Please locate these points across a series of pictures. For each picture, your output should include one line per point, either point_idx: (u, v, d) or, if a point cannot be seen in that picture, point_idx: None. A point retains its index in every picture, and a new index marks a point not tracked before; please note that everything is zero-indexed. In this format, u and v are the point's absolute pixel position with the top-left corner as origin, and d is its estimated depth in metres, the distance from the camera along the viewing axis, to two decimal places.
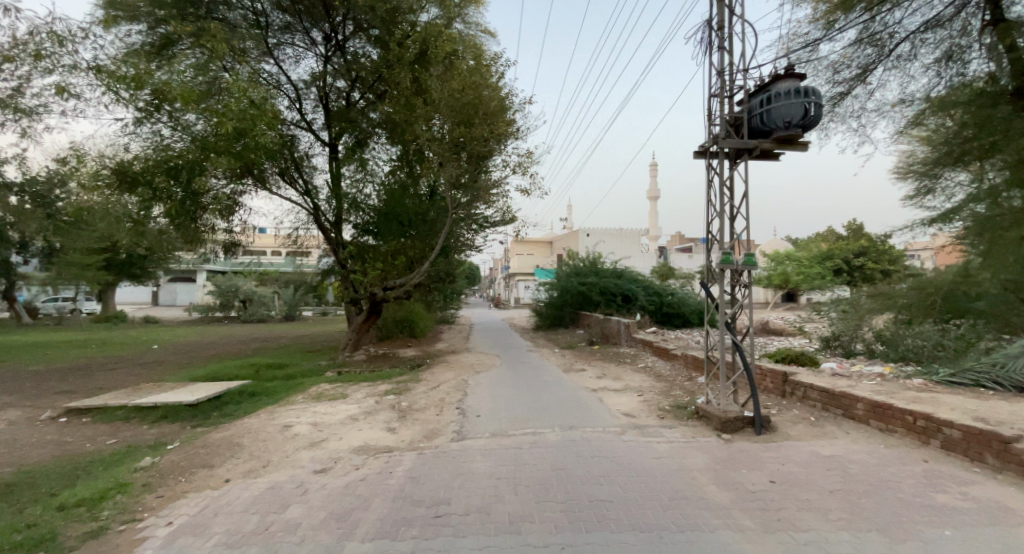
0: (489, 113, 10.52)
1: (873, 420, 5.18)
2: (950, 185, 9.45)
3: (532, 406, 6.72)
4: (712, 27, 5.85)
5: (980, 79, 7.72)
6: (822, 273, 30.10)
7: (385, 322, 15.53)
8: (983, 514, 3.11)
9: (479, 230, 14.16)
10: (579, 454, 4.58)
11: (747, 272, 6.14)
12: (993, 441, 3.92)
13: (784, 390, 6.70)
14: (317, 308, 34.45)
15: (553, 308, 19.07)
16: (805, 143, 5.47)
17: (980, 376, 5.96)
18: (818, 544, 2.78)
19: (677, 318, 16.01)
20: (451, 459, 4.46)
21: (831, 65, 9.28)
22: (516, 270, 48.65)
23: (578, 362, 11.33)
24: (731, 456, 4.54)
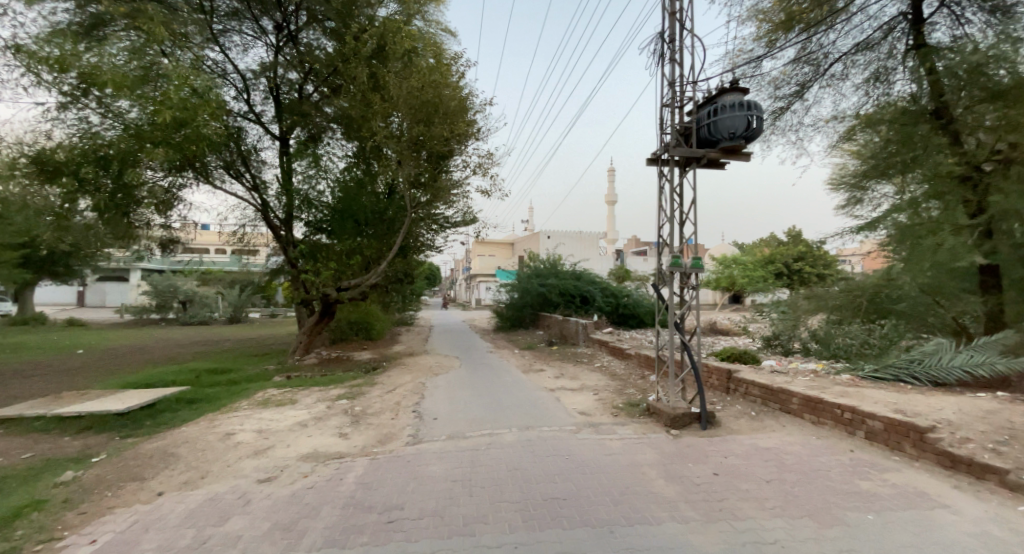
0: (448, 112, 10.45)
1: (807, 413, 5.54)
2: (876, 197, 9.66)
3: (488, 407, 6.70)
4: (664, 39, 6.09)
5: (902, 99, 8.61)
6: (765, 277, 31.93)
7: (339, 324, 15.00)
8: (902, 499, 3.40)
9: (439, 230, 14.04)
10: (534, 453, 4.62)
11: (696, 275, 6.41)
12: (910, 431, 4.30)
13: (728, 386, 7.05)
14: (267, 309, 32.92)
15: (512, 309, 19.14)
16: (747, 153, 5.79)
17: (900, 371, 6.57)
18: (756, 531, 2.96)
19: (632, 318, 16.48)
20: (405, 463, 4.39)
21: (773, 81, 9.90)
22: (477, 272, 48.57)
23: (537, 362, 11.44)
24: (679, 451, 4.73)
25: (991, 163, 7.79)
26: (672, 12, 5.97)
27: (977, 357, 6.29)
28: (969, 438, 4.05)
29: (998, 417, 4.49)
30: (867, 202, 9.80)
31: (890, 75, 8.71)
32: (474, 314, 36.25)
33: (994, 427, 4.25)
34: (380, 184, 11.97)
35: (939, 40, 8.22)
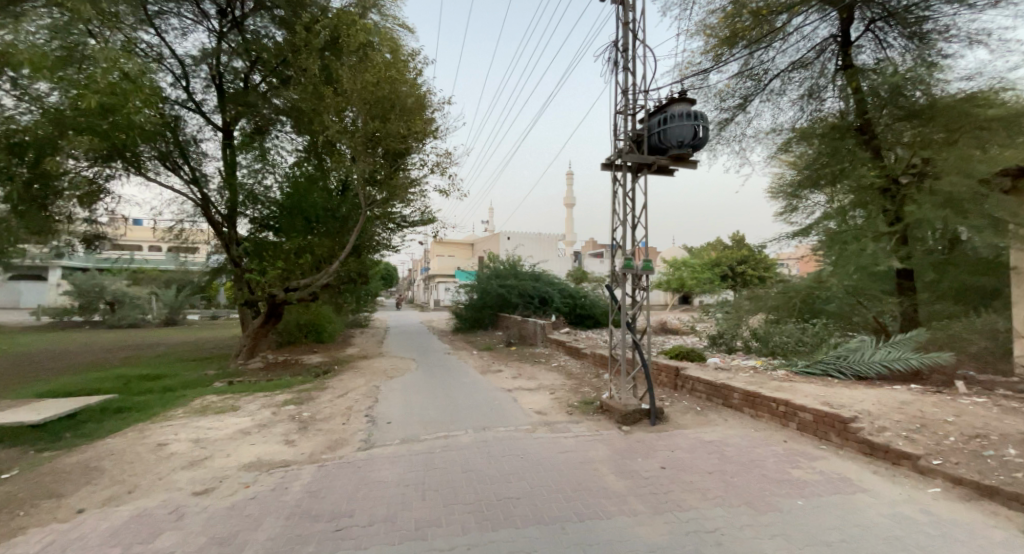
0: (405, 110, 10.28)
1: (746, 407, 5.86)
2: (810, 205, 10.37)
3: (444, 409, 6.63)
4: (617, 48, 6.28)
5: (831, 114, 9.33)
6: (712, 279, 33.45)
7: (287, 326, 14.35)
8: (828, 485, 3.68)
9: (395, 229, 13.79)
10: (489, 454, 4.62)
11: (647, 276, 6.64)
12: (835, 421, 4.66)
13: (676, 383, 7.35)
14: (208, 311, 30.94)
15: (471, 310, 19.05)
16: (694, 160, 6.05)
17: (828, 365, 7.09)
18: (698, 520, 3.10)
19: (589, 318, 16.84)
20: (356, 468, 4.26)
21: (719, 94, 10.44)
22: (435, 272, 47.98)
23: (495, 363, 11.45)
24: (629, 446, 4.88)
25: (907, 176, 8.59)
26: (626, 22, 6.16)
27: (893, 353, 6.90)
28: (885, 427, 4.43)
29: (909, 407, 4.95)
30: (802, 210, 10.51)
31: (822, 92, 9.41)
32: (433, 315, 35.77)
33: (906, 416, 4.67)
34: (332, 180, 11.58)
35: (865, 62, 8.97)
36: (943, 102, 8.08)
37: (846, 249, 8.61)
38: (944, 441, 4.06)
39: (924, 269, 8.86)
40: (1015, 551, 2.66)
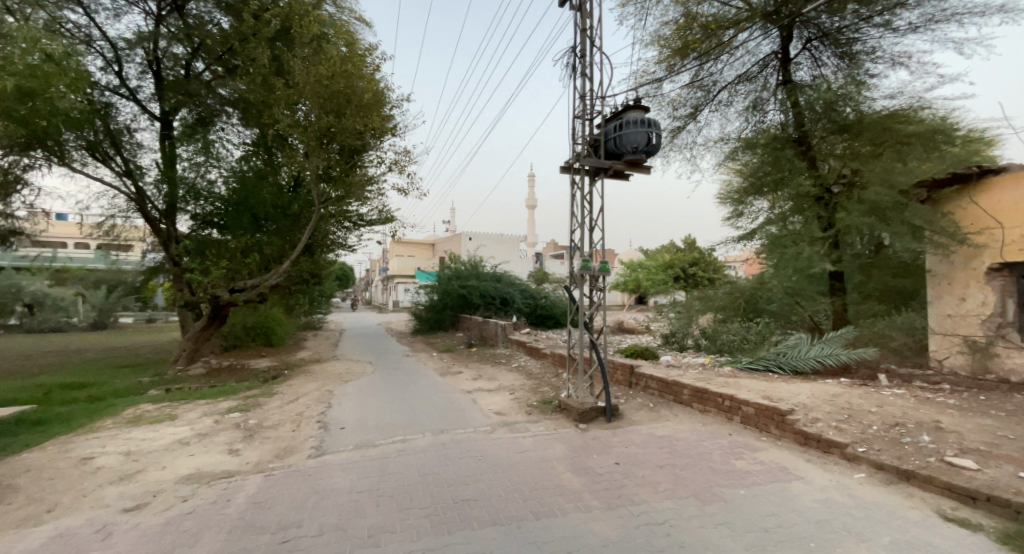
0: (361, 106, 10.01)
1: (695, 403, 6.11)
2: (754, 211, 10.83)
3: (401, 413, 6.50)
4: (575, 53, 6.40)
5: (773, 126, 9.93)
6: (665, 280, 34.69)
7: (232, 329, 13.59)
8: (767, 474, 3.90)
9: (351, 228, 13.43)
10: (447, 457, 4.57)
11: (603, 278, 6.80)
12: (774, 414, 4.94)
13: (631, 381, 7.55)
14: (144, 314, 28.85)
15: (431, 311, 18.80)
16: (648, 166, 6.25)
17: (769, 362, 7.54)
18: (649, 513, 3.20)
19: (550, 318, 17.03)
20: (306, 476, 4.09)
21: (671, 103, 10.86)
22: (394, 273, 47.04)
23: (454, 365, 11.33)
24: (585, 444, 4.97)
25: (838, 186, 9.20)
26: (583, 28, 6.29)
27: (826, 349, 7.41)
28: (819, 418, 4.75)
29: (839, 399, 5.33)
30: (746, 215, 10.94)
31: (765, 105, 10.00)
32: (398, 315, 34.96)
33: (837, 407, 5.03)
34: (284, 175, 11.16)
35: (802, 78, 9.61)
36: (870, 118, 8.78)
37: (786, 252, 9.18)
38: (868, 430, 4.40)
39: (854, 271, 9.58)
40: (927, 528, 2.93)
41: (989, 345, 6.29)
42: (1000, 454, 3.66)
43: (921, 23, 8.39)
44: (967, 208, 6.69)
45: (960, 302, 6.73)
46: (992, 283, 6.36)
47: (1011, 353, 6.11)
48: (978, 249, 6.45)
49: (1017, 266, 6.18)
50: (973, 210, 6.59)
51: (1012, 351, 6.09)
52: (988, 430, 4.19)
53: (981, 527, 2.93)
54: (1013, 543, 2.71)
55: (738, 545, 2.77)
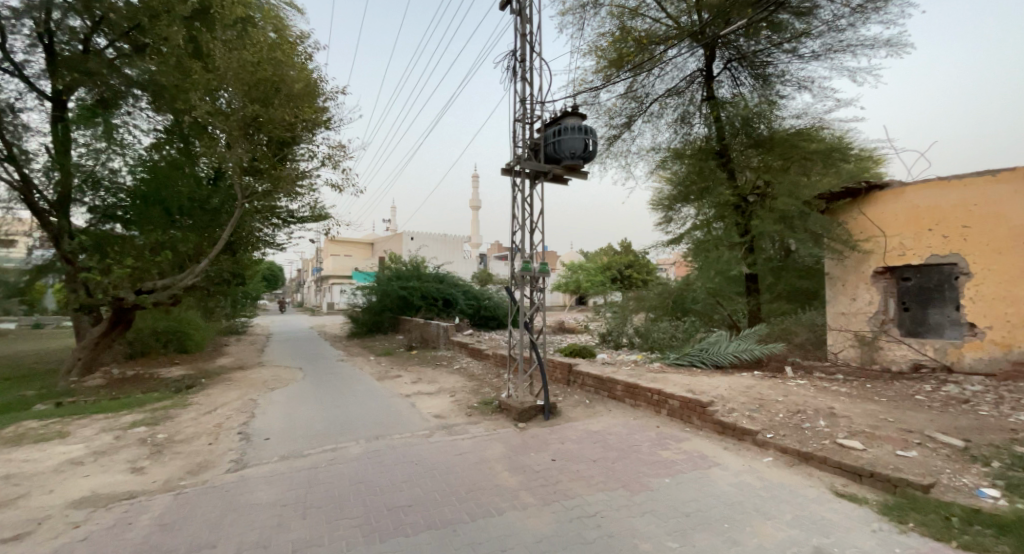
0: (291, 96, 9.47)
1: (628, 398, 6.37)
2: (682, 217, 11.04)
3: (333, 421, 6.21)
4: (516, 57, 6.48)
5: (698, 138, 10.60)
6: (603, 281, 35.91)
7: (139, 334, 12.28)
8: (690, 462, 4.17)
9: (280, 224, 12.71)
10: (382, 463, 4.44)
11: (543, 279, 6.92)
12: (697, 406, 5.28)
13: (569, 379, 7.73)
14: (33, 318, 25.35)
15: (369, 313, 18.14)
16: (585, 171, 6.46)
17: (694, 357, 8.05)
18: (582, 507, 3.30)
19: (492, 320, 17.05)
20: (224, 492, 3.79)
21: (608, 112, 11.30)
22: (330, 273, 44.95)
23: (392, 369, 10.99)
24: (523, 442, 5.03)
25: (752, 196, 9.94)
26: (524, 33, 6.39)
27: (743, 345, 8.04)
28: (735, 408, 5.14)
29: (753, 390, 5.81)
30: (676, 221, 11.14)
31: (691, 118, 10.70)
32: (335, 318, 33.42)
33: (751, 398, 5.48)
34: (203, 167, 10.46)
35: (723, 95, 10.38)
36: (779, 135, 9.68)
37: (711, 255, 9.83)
38: (776, 417, 4.84)
39: (767, 273, 10.48)
40: (824, 504, 3.27)
41: (875, 339, 7.16)
42: (881, 435, 4.17)
43: (821, 51, 9.38)
44: (857, 218, 7.51)
45: (851, 301, 7.57)
46: (877, 284, 7.23)
47: (892, 346, 6.99)
48: (866, 254, 7.31)
49: (897, 270, 7.09)
50: (863, 220, 7.43)
51: (893, 344, 6.97)
52: (872, 414, 4.75)
53: (866, 500, 3.31)
54: (890, 513, 3.09)
55: (662, 530, 2.94)
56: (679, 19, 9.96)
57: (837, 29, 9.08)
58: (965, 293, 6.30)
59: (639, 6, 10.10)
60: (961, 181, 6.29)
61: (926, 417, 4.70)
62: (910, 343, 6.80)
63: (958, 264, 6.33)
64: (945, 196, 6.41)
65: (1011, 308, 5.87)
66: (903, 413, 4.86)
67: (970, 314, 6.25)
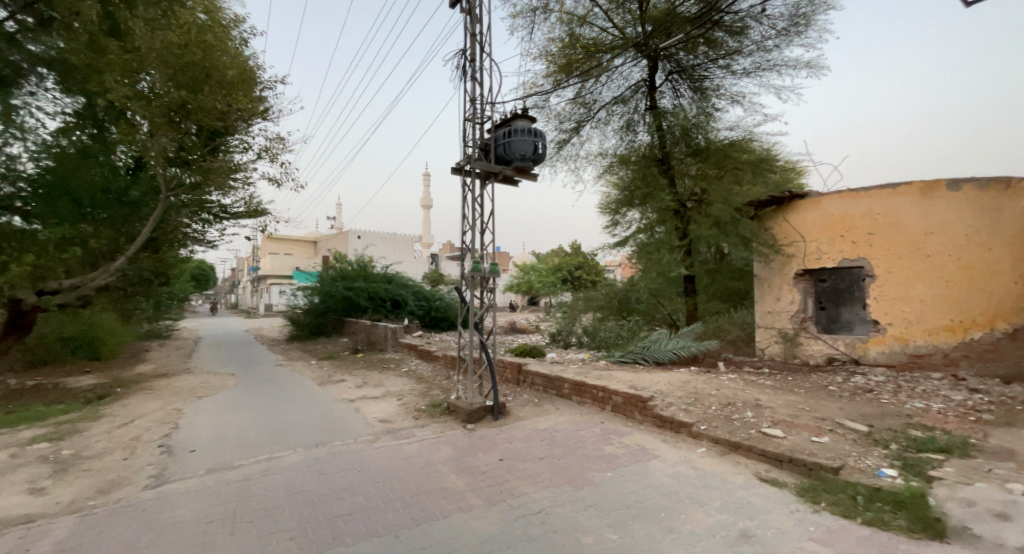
0: (223, 83, 8.96)
1: (574, 396, 6.51)
2: (629, 221, 11.30)
3: (268, 429, 5.88)
4: (465, 56, 6.44)
5: (642, 145, 10.99)
6: (554, 282, 36.40)
7: (42, 340, 11.01)
8: (631, 456, 4.33)
9: (211, 220, 11.87)
10: (322, 471, 4.26)
11: (493, 279, 6.91)
12: (638, 401, 5.50)
13: (518, 379, 7.77)
14: None
15: (311, 315, 17.33)
16: (535, 173, 6.53)
17: (637, 355, 8.36)
18: (527, 505, 3.33)
19: (444, 321, 16.83)
20: (141, 511, 3.48)
21: (557, 116, 11.51)
22: (270, 272, 42.59)
23: (336, 373, 10.55)
24: (471, 444, 5.00)
25: (690, 202, 10.43)
26: (473, 33, 6.36)
27: (681, 342, 8.48)
28: (673, 402, 5.40)
29: (690, 385, 6.13)
30: (622, 224, 11.38)
31: (636, 126, 11.10)
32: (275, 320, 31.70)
33: (687, 392, 5.78)
34: (119, 155, 9.55)
35: (665, 105, 10.86)
36: (715, 145, 10.30)
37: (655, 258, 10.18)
38: (709, 410, 5.13)
39: (703, 275, 11.10)
40: (750, 489, 3.51)
41: (796, 335, 7.78)
42: (799, 423, 4.54)
43: (751, 69, 10.07)
44: (782, 225, 8.11)
45: (776, 301, 8.18)
46: (798, 285, 7.86)
47: (810, 342, 7.63)
48: (788, 258, 7.93)
49: (814, 272, 7.75)
50: (786, 226, 8.04)
51: (811, 340, 7.61)
52: (792, 405, 5.16)
53: (786, 484, 3.59)
54: (806, 494, 3.37)
55: (603, 523, 3.02)
56: (624, 30, 10.32)
57: (764, 49, 9.80)
58: (870, 293, 6.98)
59: (587, 13, 10.39)
60: (867, 192, 6.96)
61: (839, 406, 5.16)
62: (825, 339, 7.45)
63: (865, 267, 7.03)
64: (854, 206, 7.07)
65: (907, 306, 6.59)
66: (819, 403, 5.31)
67: (874, 312, 6.94)
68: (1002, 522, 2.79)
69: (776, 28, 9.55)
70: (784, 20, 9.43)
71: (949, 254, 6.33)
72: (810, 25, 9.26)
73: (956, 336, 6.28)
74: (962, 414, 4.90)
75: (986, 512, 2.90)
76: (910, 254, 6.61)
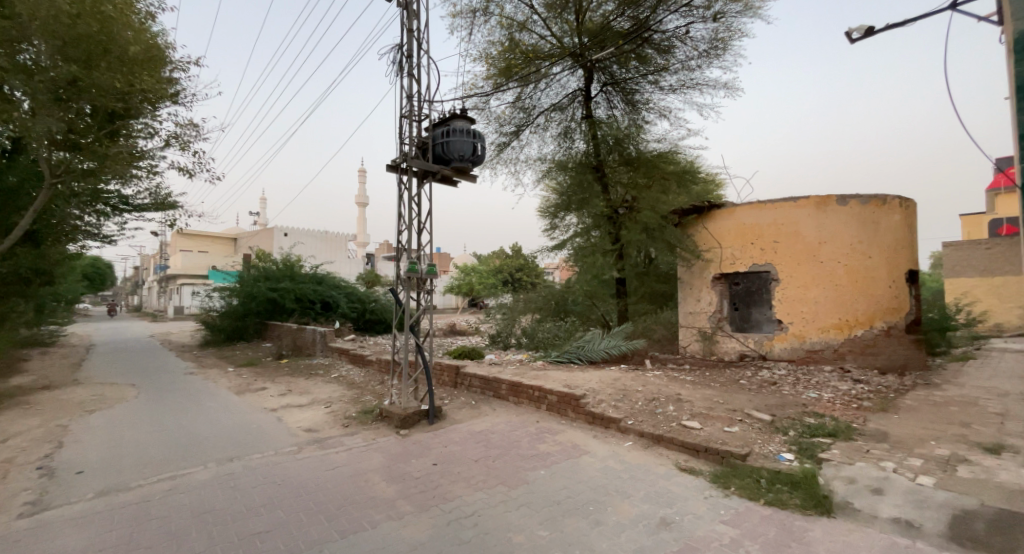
0: (124, 60, 8.04)
1: (511, 396, 6.56)
2: (567, 225, 11.56)
3: (175, 444, 5.35)
4: (402, 52, 6.29)
5: (578, 152, 11.27)
6: (495, 285, 36.37)
7: None
8: (563, 453, 4.44)
9: (108, 212, 10.61)
10: (236, 487, 3.93)
11: (430, 280, 6.78)
12: (571, 400, 5.65)
13: (456, 381, 7.69)
14: None
15: (230, 318, 16.02)
16: (473, 175, 6.50)
17: (572, 355, 8.61)
18: (460, 509, 3.30)
19: (378, 324, 16.35)
20: (10, 544, 3.01)
21: (497, 119, 11.58)
22: (181, 272, 38.83)
23: (257, 381, 9.82)
24: (405, 450, 4.87)
25: (622, 209, 10.87)
26: (410, 29, 6.23)
27: (613, 341, 8.87)
28: (603, 399, 5.61)
29: (620, 382, 6.40)
30: (561, 228, 11.60)
31: (573, 134, 11.43)
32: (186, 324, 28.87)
33: (617, 389, 6.03)
34: None
35: (599, 115, 11.28)
36: (645, 156, 10.86)
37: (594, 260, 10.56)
38: (636, 405, 5.39)
39: (634, 278, 11.67)
40: (671, 479, 3.73)
41: (713, 334, 8.36)
42: (714, 415, 4.91)
43: (677, 86, 10.74)
44: (702, 232, 8.72)
45: (697, 302, 8.76)
46: (715, 288, 8.45)
47: (725, 340, 8.22)
48: (707, 262, 8.54)
49: (729, 277, 8.39)
50: (705, 234, 8.66)
51: (726, 338, 8.20)
52: (709, 398, 5.57)
53: (701, 472, 3.85)
54: (718, 480, 3.64)
55: (534, 521, 3.07)
56: (562, 40, 10.59)
57: (688, 68, 10.51)
58: (775, 295, 7.67)
59: (526, 20, 10.59)
60: (773, 204, 7.67)
61: (749, 398, 5.64)
62: (737, 337, 8.05)
63: (771, 272, 7.71)
64: (763, 216, 7.75)
65: (805, 308, 7.35)
66: (732, 395, 5.77)
67: (778, 312, 7.64)
68: (876, 496, 3.19)
69: (698, 49, 10.28)
70: (705, 43, 10.19)
71: (839, 262, 7.22)
72: (727, 50, 10.07)
73: (842, 334, 7.19)
74: (848, 403, 5.56)
75: (864, 488, 3.31)
76: (808, 260, 7.38)
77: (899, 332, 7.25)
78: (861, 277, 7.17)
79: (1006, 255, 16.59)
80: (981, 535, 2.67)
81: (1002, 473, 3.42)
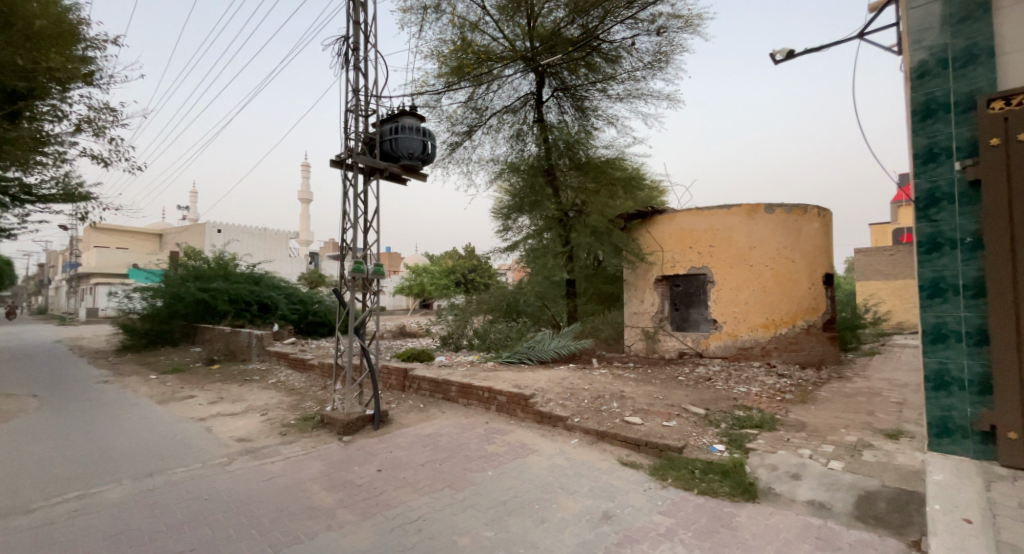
0: (27, 34, 7.28)
1: (460, 399, 6.51)
2: (519, 226, 11.62)
3: (86, 460, 4.84)
4: (348, 45, 6.09)
5: (530, 155, 11.40)
6: (446, 285, 35.92)
7: None
8: (511, 453, 4.46)
9: (5, 203, 9.47)
10: (157, 504, 3.63)
11: (376, 281, 6.59)
12: (521, 400, 5.69)
13: (404, 384, 7.51)
14: None
15: (154, 320, 14.75)
16: (423, 173, 6.40)
17: (523, 355, 8.71)
18: (404, 514, 3.23)
19: (322, 326, 15.74)
20: None
21: (449, 118, 11.47)
22: (96, 271, 35.28)
23: (184, 388, 9.10)
24: (347, 456, 4.71)
25: (572, 212, 11.09)
26: (357, 21, 6.04)
27: (562, 341, 9.03)
28: (551, 399, 5.69)
29: (567, 381, 6.53)
30: (513, 229, 11.65)
31: (524, 136, 11.56)
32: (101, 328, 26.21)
33: (565, 388, 6.14)
34: None
35: (551, 119, 11.47)
36: (594, 161, 11.19)
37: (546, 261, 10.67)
38: (582, 403, 5.52)
39: (583, 279, 11.95)
40: (613, 473, 3.85)
41: (655, 332, 8.71)
42: (655, 410, 5.13)
43: (624, 95, 11.13)
44: (645, 236, 9.08)
45: (641, 303, 9.08)
46: (657, 289, 8.82)
47: (666, 338, 8.60)
48: (651, 265, 8.90)
49: (670, 278, 8.76)
50: (649, 237, 9.02)
51: (667, 336, 8.58)
52: (652, 395, 5.79)
53: (642, 465, 4.01)
54: (657, 473, 3.81)
55: (480, 522, 3.07)
56: (514, 42, 10.68)
57: (634, 79, 10.92)
58: (711, 296, 8.13)
59: (479, 21, 10.59)
60: (711, 211, 8.13)
61: (687, 394, 5.93)
62: (677, 336, 8.45)
63: (708, 275, 8.17)
64: (701, 222, 8.21)
65: (738, 308, 7.85)
66: (672, 392, 6.04)
67: (714, 312, 8.11)
68: (795, 480, 3.47)
69: (643, 61, 10.71)
70: (650, 55, 10.63)
71: (767, 265, 7.77)
72: (670, 63, 10.56)
73: (769, 331, 7.74)
74: (774, 396, 6.00)
75: (785, 474, 3.58)
76: (740, 264, 7.88)
77: (817, 330, 7.91)
78: (786, 279, 7.76)
79: (904, 261, 18.57)
80: (882, 513, 2.97)
81: (900, 455, 3.82)
